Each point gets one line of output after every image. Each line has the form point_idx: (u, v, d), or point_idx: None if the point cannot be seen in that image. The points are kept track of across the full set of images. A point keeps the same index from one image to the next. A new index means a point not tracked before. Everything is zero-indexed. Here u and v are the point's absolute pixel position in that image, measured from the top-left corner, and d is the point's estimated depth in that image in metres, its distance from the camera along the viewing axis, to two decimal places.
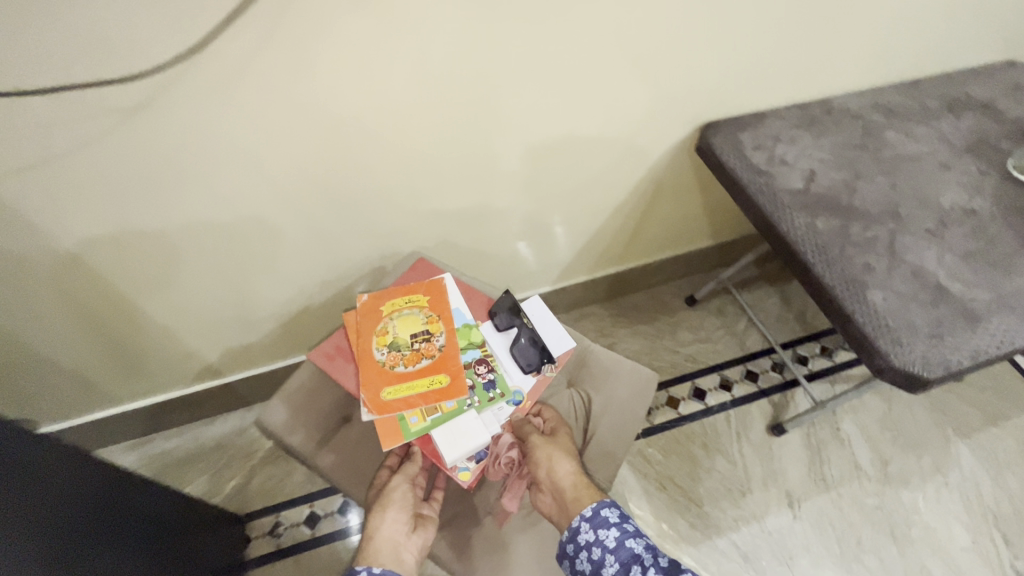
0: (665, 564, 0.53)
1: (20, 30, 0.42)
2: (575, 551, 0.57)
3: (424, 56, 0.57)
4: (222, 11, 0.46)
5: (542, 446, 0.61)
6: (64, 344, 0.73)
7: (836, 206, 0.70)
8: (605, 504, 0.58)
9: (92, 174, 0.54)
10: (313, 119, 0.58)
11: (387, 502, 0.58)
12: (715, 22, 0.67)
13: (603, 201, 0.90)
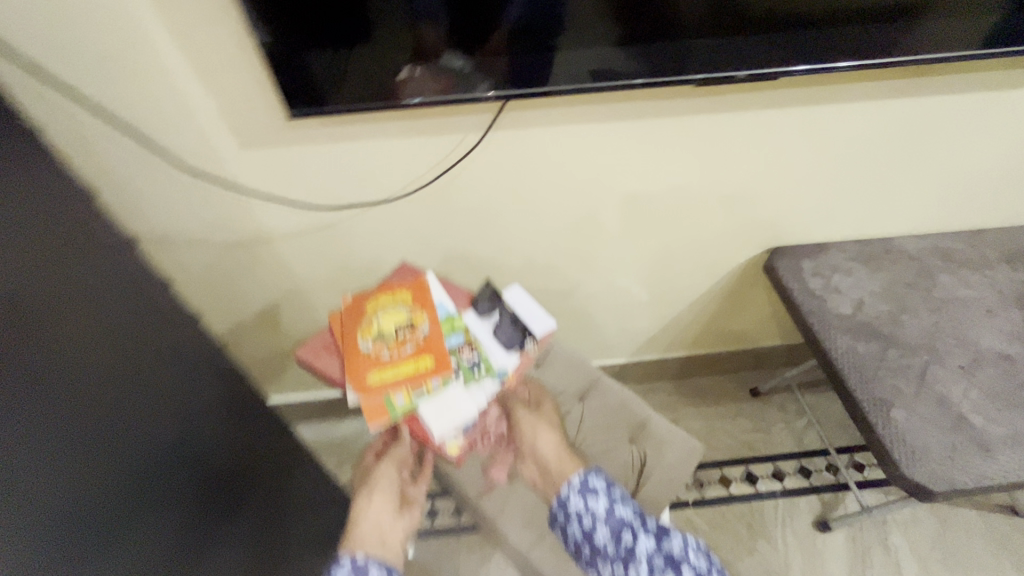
0: (650, 528, 0.72)
1: (335, 154, 0.75)
2: (568, 518, 0.74)
3: (555, 184, 0.83)
4: (439, 153, 0.76)
5: (527, 422, 0.82)
6: (276, 341, 1.05)
7: (878, 333, 0.84)
8: (591, 475, 0.76)
9: (337, 234, 0.86)
10: (475, 216, 0.87)
11: (378, 488, 0.79)
12: (778, 176, 0.87)
13: (678, 297, 1.08)
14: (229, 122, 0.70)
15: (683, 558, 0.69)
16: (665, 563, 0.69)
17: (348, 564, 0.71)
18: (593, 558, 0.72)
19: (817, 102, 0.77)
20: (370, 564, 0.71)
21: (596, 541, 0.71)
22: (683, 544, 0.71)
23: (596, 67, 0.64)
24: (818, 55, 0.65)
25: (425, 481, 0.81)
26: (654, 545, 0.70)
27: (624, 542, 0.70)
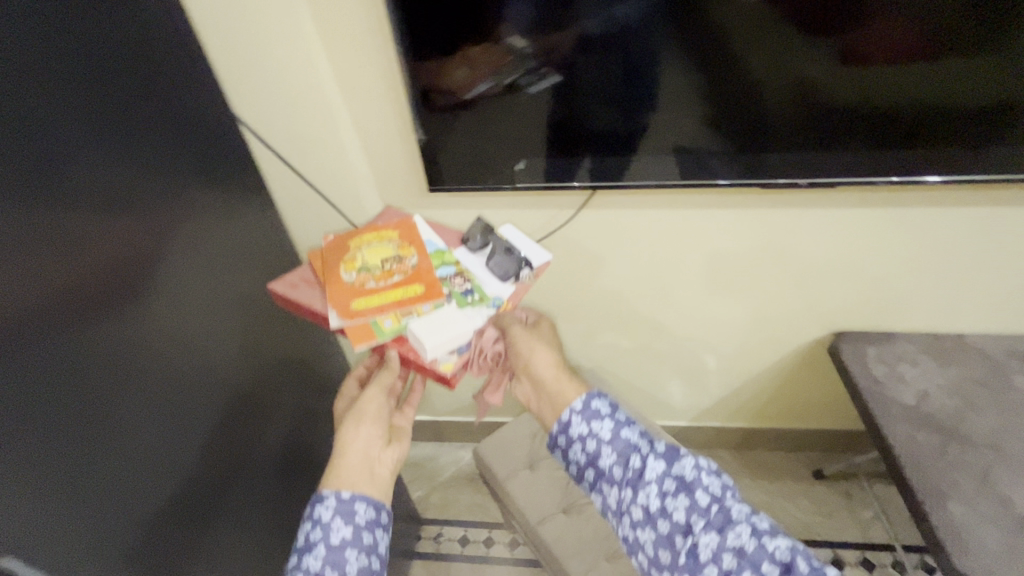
0: (660, 450, 0.58)
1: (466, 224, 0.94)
2: (570, 444, 0.64)
3: (636, 257, 0.97)
4: (542, 227, 0.93)
5: (522, 340, 0.73)
6: None
7: (941, 427, 0.87)
8: (594, 398, 0.65)
9: None
10: (563, 278, 1.02)
11: (361, 418, 0.69)
12: (843, 266, 0.94)
13: (740, 368, 1.15)
14: (380, 189, 0.91)
15: (698, 481, 0.54)
16: (676, 488, 0.54)
17: (332, 500, 0.62)
18: (601, 487, 0.61)
19: (879, 203, 0.85)
20: (356, 499, 0.63)
21: (600, 467, 0.61)
22: (699, 467, 0.55)
23: (681, 169, 0.78)
24: (908, 168, 0.74)
25: (412, 410, 0.76)
26: (664, 469, 0.56)
27: (629, 467, 0.58)
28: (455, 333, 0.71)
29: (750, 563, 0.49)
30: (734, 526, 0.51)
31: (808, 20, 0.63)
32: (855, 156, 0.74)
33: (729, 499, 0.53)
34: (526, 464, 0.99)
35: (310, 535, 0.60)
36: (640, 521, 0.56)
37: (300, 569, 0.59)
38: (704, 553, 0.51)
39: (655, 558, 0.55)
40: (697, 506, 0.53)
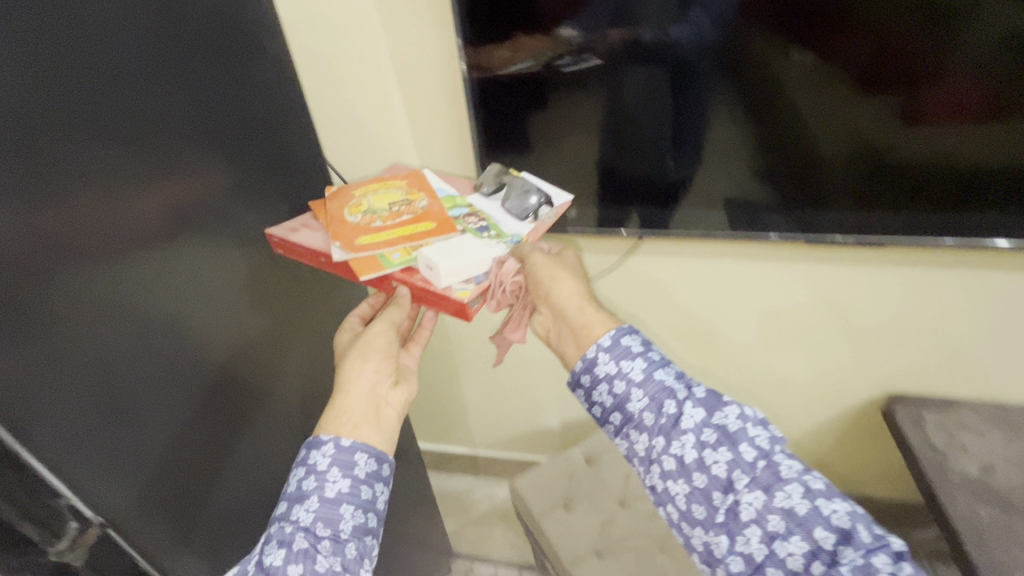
0: (700, 394, 0.50)
1: None
2: (592, 383, 0.53)
3: (680, 305, 0.99)
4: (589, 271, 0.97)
5: (539, 265, 0.60)
6: (427, 394, 1.29)
7: (1007, 503, 0.82)
8: (625, 333, 0.54)
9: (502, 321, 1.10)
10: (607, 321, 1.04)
11: (366, 353, 0.58)
12: (896, 326, 0.92)
13: (787, 425, 1.11)
14: None
15: (742, 432, 0.47)
16: (718, 440, 0.47)
17: (329, 447, 0.52)
18: (626, 433, 0.51)
19: (932, 264, 0.85)
20: (358, 448, 0.53)
21: (628, 412, 0.51)
22: (744, 416, 0.48)
23: (732, 221, 0.81)
24: (973, 230, 0.73)
25: (420, 347, 0.66)
26: (704, 418, 0.48)
27: (664, 415, 0.49)
28: (472, 263, 0.59)
29: (802, 527, 0.43)
30: (783, 485, 0.44)
31: (862, 83, 0.66)
32: (911, 215, 0.74)
33: (777, 454, 0.46)
34: (563, 503, 1.00)
35: (303, 483, 0.51)
36: (674, 474, 0.48)
37: (287, 520, 0.50)
38: (747, 514, 0.45)
39: (686, 514, 0.47)
40: (741, 461, 0.46)
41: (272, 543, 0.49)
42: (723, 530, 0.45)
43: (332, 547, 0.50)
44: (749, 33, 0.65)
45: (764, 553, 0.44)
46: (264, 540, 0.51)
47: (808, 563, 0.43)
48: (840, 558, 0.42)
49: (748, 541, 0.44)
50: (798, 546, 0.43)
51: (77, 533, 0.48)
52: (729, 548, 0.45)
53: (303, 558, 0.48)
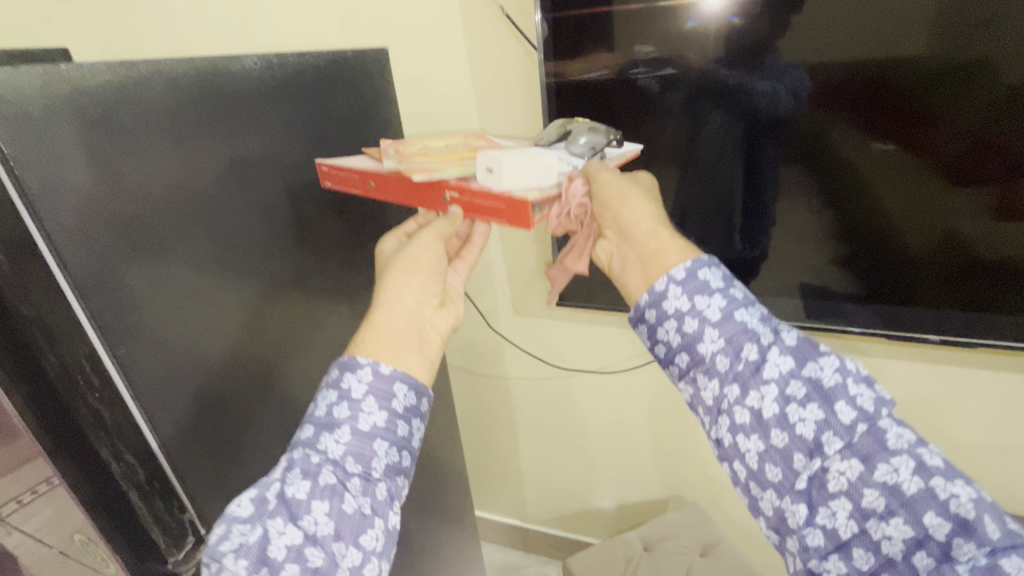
0: (788, 342, 0.44)
1: (587, 344, 1.03)
2: (659, 321, 0.47)
3: None
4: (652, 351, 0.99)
5: (608, 185, 0.50)
6: (486, 459, 1.31)
7: None
8: (703, 265, 0.46)
9: (565, 394, 1.12)
10: (670, 401, 1.04)
11: (411, 265, 0.52)
12: (996, 436, 0.85)
13: None
14: (512, 298, 1.04)
15: (840, 390, 0.41)
16: (808, 395, 0.41)
17: (366, 372, 0.46)
18: (694, 377, 0.46)
19: None
20: (397, 378, 0.47)
21: (698, 355, 0.45)
22: (843, 370, 0.42)
23: (807, 310, 0.80)
24: None
25: (466, 266, 0.60)
26: (791, 369, 0.42)
27: (743, 361, 0.43)
28: (534, 172, 0.50)
29: (906, 508, 0.38)
30: (889, 458, 0.39)
31: (950, 175, 0.65)
32: (1013, 320, 0.71)
33: (882, 420, 0.40)
34: None
35: (334, 411, 0.45)
36: (747, 429, 0.43)
37: (312, 450, 0.44)
38: (836, 486, 0.39)
39: (758, 474, 0.43)
40: (836, 422, 0.40)
41: (293, 475, 0.42)
42: (803, 499, 0.40)
43: (363, 487, 0.44)
44: (830, 125, 0.67)
45: (852, 531, 0.39)
46: (280, 470, 0.43)
47: (912, 551, 0.38)
48: (957, 554, 0.36)
49: (833, 514, 0.40)
50: (899, 530, 0.38)
51: (193, 547, 0.50)
52: (808, 520, 0.40)
53: (330, 496, 0.42)
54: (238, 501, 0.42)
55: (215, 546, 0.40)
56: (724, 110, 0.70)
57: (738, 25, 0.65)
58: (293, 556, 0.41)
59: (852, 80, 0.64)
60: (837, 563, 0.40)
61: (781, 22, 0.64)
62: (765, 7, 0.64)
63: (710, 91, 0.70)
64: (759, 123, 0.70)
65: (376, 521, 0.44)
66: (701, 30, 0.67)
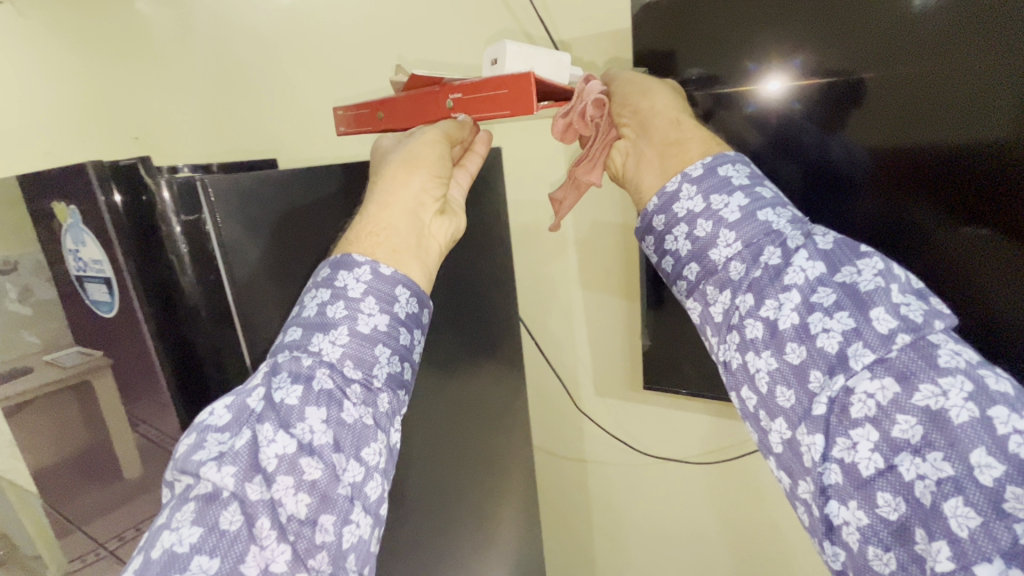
0: (823, 247, 0.44)
1: (663, 429, 0.99)
2: (670, 226, 0.51)
3: None
4: (735, 436, 0.92)
5: (628, 87, 0.56)
6: (561, 551, 1.23)
7: None
8: (727, 163, 0.50)
9: (640, 479, 1.06)
10: (763, 494, 0.94)
11: (411, 164, 0.51)
12: None
13: None
14: (586, 370, 1.03)
15: (880, 294, 0.41)
16: (836, 303, 0.41)
17: (364, 271, 0.47)
18: (706, 289, 0.49)
19: None
20: (400, 280, 0.48)
21: (712, 262, 0.48)
22: (888, 276, 0.41)
23: None
24: None
25: (469, 176, 0.59)
26: (821, 276, 0.43)
27: (761, 266, 0.45)
28: (543, 66, 0.51)
29: (951, 443, 0.35)
30: (938, 379, 0.37)
31: None
32: None
33: (932, 335, 0.39)
34: None
35: (329, 310, 0.46)
36: (760, 344, 0.44)
37: (303, 352, 0.44)
38: (861, 411, 0.38)
39: (769, 399, 0.44)
40: (871, 331, 0.39)
41: (281, 378, 0.43)
42: (821, 428, 0.40)
43: (363, 395, 0.44)
44: (903, 209, 0.60)
45: (875, 467, 0.38)
46: (264, 375, 0.44)
47: (947, 498, 0.35)
48: (1011, 507, 0.34)
49: (851, 448, 0.39)
50: (938, 468, 0.35)
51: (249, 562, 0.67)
52: (826, 453, 0.40)
53: (327, 404, 0.42)
54: (215, 412, 0.43)
55: (193, 453, 0.40)
56: (787, 177, 0.65)
57: (799, 109, 0.62)
58: (286, 468, 0.40)
59: (909, 165, 0.59)
60: (858, 513, 0.38)
61: (845, 106, 0.60)
62: (828, 93, 0.60)
63: (772, 158, 0.65)
64: (816, 193, 0.64)
65: (379, 435, 0.44)
66: (761, 114, 0.63)
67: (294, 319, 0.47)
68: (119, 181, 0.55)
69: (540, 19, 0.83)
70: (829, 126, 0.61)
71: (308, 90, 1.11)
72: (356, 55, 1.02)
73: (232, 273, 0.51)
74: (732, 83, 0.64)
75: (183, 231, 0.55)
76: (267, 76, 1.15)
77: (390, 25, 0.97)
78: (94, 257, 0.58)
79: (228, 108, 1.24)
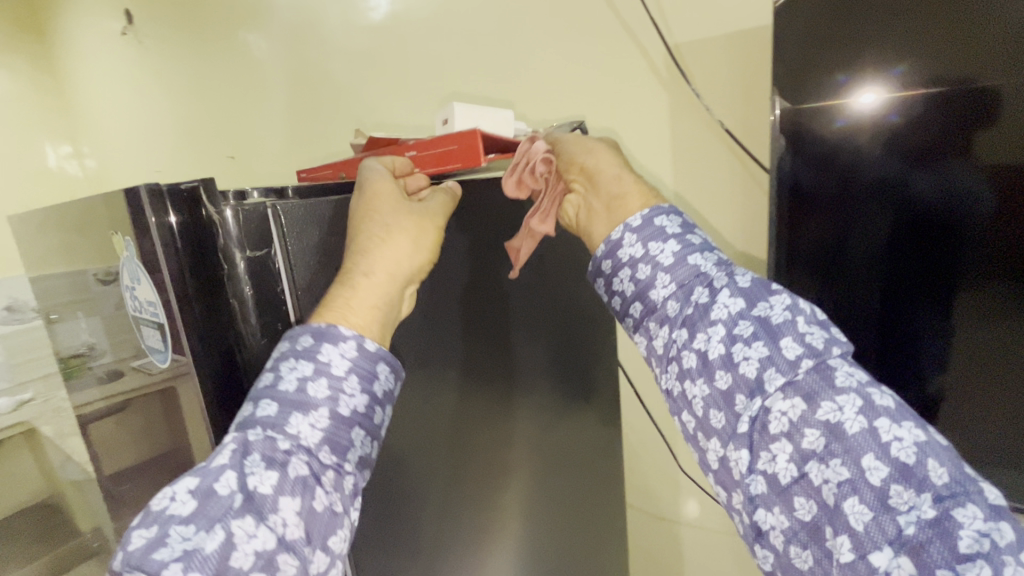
0: (741, 284, 0.44)
1: None
2: (615, 269, 0.50)
3: None
4: None
5: (572, 142, 0.55)
6: None
7: None
8: (660, 213, 0.50)
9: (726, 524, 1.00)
10: None
11: (419, 237, 0.52)
12: None
13: None
14: None
15: (788, 326, 0.41)
16: (755, 331, 0.42)
17: (349, 346, 0.46)
18: (648, 325, 0.48)
19: None
20: (382, 358, 0.48)
21: (652, 301, 0.48)
22: (793, 309, 0.42)
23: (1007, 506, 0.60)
24: None
25: None
26: (741, 310, 0.43)
27: (692, 304, 0.45)
28: (490, 122, 0.58)
29: (847, 450, 0.37)
30: (836, 396, 0.38)
31: None
32: None
33: (831, 359, 0.40)
34: None
35: (310, 388, 0.44)
36: (694, 372, 0.44)
37: (280, 433, 0.42)
38: (777, 427, 0.39)
39: (704, 422, 0.43)
40: (780, 357, 0.40)
41: (254, 462, 0.41)
42: (745, 444, 0.40)
43: (335, 480, 0.44)
44: (962, 237, 0.56)
45: (791, 475, 0.38)
46: (230, 455, 0.41)
47: (845, 498, 0.36)
48: (895, 502, 0.35)
49: (771, 458, 0.39)
50: (837, 472, 0.37)
51: None
52: (751, 466, 0.40)
53: (302, 493, 0.41)
54: (176, 498, 0.38)
55: (151, 554, 0.36)
56: (872, 207, 0.60)
57: (898, 125, 0.57)
58: (263, 565, 0.39)
59: (960, 208, 0.56)
60: (780, 516, 0.39)
61: (967, 123, 0.54)
62: (943, 104, 0.54)
63: (863, 181, 0.60)
64: (926, 220, 0.58)
65: (347, 520, 0.44)
66: (851, 131, 0.59)
67: (254, 392, 0.45)
68: (179, 206, 0.49)
69: (658, 30, 0.83)
70: (952, 153, 0.55)
71: (415, 118, 1.15)
72: (460, 74, 1.06)
73: (295, 287, 0.50)
74: (820, 98, 0.59)
75: (251, 270, 0.50)
76: (377, 108, 1.21)
77: (508, 53, 0.99)
78: (146, 298, 0.54)
79: (331, 136, 1.30)
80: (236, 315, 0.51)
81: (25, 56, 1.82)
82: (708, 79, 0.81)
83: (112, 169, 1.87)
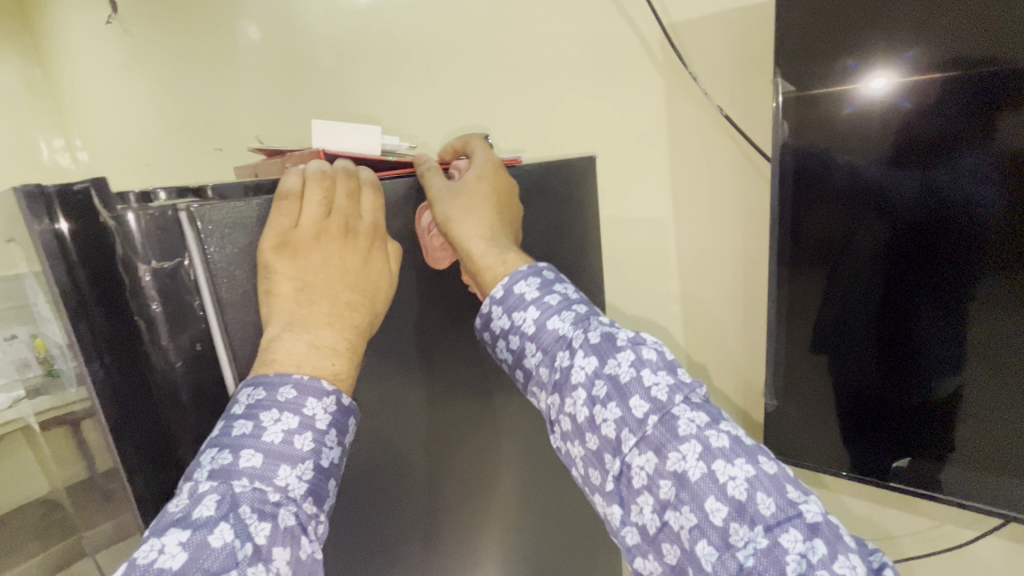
0: (593, 341, 0.45)
1: None
2: (493, 339, 0.52)
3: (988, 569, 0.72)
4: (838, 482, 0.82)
5: (439, 199, 0.52)
6: None
7: None
8: (518, 279, 0.49)
9: None
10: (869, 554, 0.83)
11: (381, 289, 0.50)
12: None
13: None
14: None
15: (635, 384, 0.43)
16: (608, 391, 0.43)
17: (331, 401, 0.42)
18: (533, 390, 0.50)
19: None
20: (354, 411, 0.44)
21: (527, 368, 0.49)
22: (640, 364, 0.43)
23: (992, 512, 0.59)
24: None
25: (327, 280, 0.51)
26: (595, 369, 0.44)
27: (558, 369, 0.46)
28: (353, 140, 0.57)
29: (692, 497, 0.39)
30: (679, 446, 0.40)
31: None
32: None
33: (675, 407, 0.41)
34: None
35: (296, 440, 0.40)
36: (571, 435, 0.45)
37: (267, 485, 0.38)
38: (637, 482, 0.41)
39: (587, 478, 0.45)
40: (630, 417, 0.42)
41: (246, 515, 0.37)
42: (616, 499, 0.43)
43: (319, 531, 0.41)
44: (940, 241, 0.56)
45: (655, 524, 0.40)
46: (217, 506, 0.36)
47: (697, 541, 0.38)
48: (734, 539, 0.37)
49: (640, 511, 0.41)
50: (687, 519, 0.39)
51: None
52: (625, 519, 0.42)
53: (292, 544, 0.38)
54: (163, 552, 0.34)
55: None
56: (875, 203, 0.59)
57: (908, 111, 0.54)
58: None
59: (955, 209, 0.54)
60: (654, 562, 0.41)
61: (981, 117, 0.51)
62: (947, 98, 0.52)
63: (873, 169, 0.58)
64: (928, 218, 0.56)
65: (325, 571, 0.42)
66: (859, 118, 0.57)
67: (224, 438, 0.38)
68: (67, 211, 0.39)
69: (651, 8, 0.81)
70: (964, 146, 0.52)
71: (408, 110, 1.12)
72: (449, 55, 1.04)
73: (218, 298, 0.42)
74: (827, 83, 0.58)
75: (159, 284, 0.41)
76: (369, 100, 1.18)
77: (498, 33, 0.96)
78: (49, 313, 0.46)
79: None
80: (142, 330, 0.42)
81: (8, 41, 1.77)
82: (701, 57, 0.79)
83: (100, 159, 1.84)
